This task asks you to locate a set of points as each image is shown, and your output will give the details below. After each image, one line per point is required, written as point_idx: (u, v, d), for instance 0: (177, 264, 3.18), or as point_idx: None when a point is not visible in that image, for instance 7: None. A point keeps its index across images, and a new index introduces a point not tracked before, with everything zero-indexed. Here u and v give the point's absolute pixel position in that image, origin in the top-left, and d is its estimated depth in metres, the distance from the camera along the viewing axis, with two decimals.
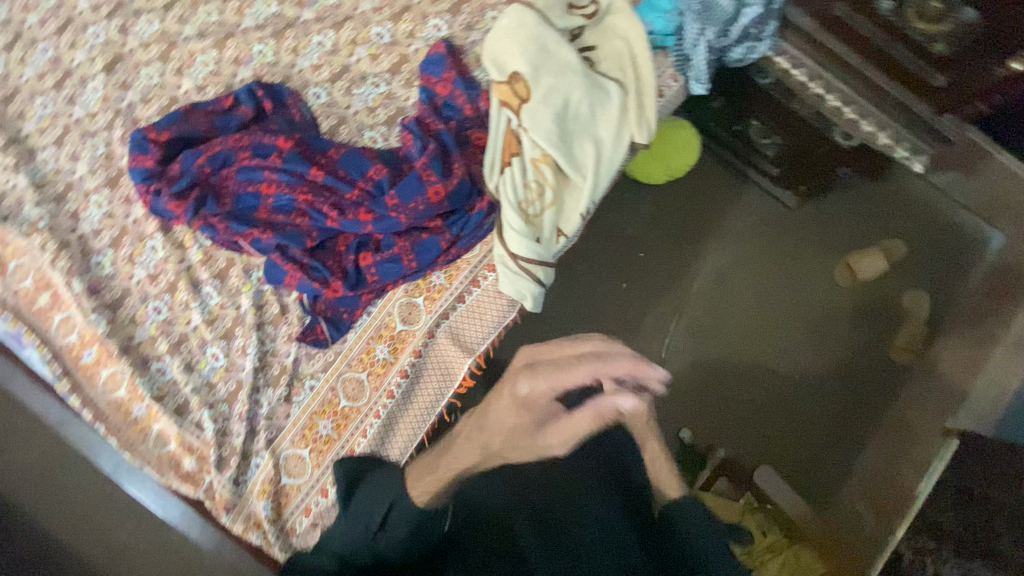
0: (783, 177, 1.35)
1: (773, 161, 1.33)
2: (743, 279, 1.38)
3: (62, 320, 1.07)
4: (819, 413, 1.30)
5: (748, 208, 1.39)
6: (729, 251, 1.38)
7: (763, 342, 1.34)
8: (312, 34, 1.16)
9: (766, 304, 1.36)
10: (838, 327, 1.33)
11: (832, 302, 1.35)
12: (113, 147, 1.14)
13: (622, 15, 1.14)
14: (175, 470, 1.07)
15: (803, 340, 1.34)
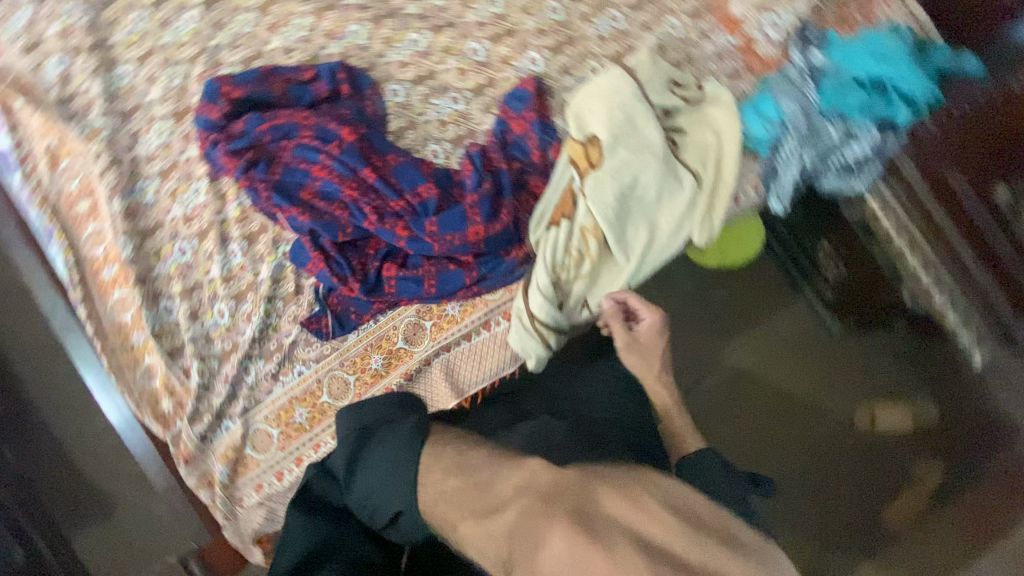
0: (836, 305, 1.30)
1: (831, 287, 1.28)
2: (766, 384, 1.36)
3: (93, 231, 1.11)
4: (805, 527, 1.30)
5: (793, 316, 1.38)
6: (758, 352, 1.37)
7: (768, 450, 1.33)
8: (411, 30, 1.11)
9: (780, 415, 1.35)
10: (844, 461, 1.32)
11: (844, 436, 1.33)
12: (189, 82, 1.13)
13: (727, 107, 1.06)
14: (151, 405, 1.10)
15: (803, 461, 1.33)
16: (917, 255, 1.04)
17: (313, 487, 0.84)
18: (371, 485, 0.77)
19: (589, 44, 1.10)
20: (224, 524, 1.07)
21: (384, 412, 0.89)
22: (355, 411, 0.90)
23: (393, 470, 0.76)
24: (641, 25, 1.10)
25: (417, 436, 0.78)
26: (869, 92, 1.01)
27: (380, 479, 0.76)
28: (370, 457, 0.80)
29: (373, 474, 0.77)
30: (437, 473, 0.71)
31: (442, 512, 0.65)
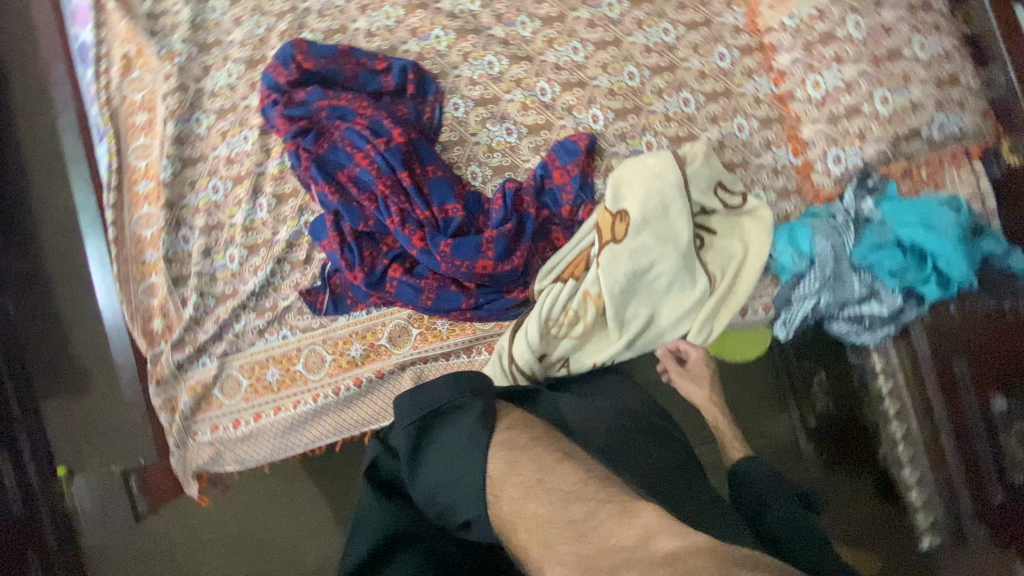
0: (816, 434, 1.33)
1: (815, 416, 1.31)
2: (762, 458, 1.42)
3: (142, 145, 1.16)
4: None
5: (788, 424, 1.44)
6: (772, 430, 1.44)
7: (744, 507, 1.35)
8: (490, 51, 1.13)
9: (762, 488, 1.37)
10: None
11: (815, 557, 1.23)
12: (270, 34, 1.16)
13: (761, 225, 1.07)
14: (142, 321, 1.15)
15: None
16: (901, 426, 1.04)
17: (381, 465, 0.78)
18: (441, 481, 0.70)
19: (653, 118, 1.10)
20: (172, 451, 1.12)
21: (445, 403, 0.75)
22: (413, 395, 0.77)
23: (464, 467, 0.68)
24: (709, 116, 1.10)
25: (484, 430, 0.70)
26: (906, 257, 1.00)
27: (451, 474, 0.69)
28: (439, 446, 0.72)
29: (444, 468, 0.70)
30: (518, 490, 0.64)
31: (525, 539, 0.61)
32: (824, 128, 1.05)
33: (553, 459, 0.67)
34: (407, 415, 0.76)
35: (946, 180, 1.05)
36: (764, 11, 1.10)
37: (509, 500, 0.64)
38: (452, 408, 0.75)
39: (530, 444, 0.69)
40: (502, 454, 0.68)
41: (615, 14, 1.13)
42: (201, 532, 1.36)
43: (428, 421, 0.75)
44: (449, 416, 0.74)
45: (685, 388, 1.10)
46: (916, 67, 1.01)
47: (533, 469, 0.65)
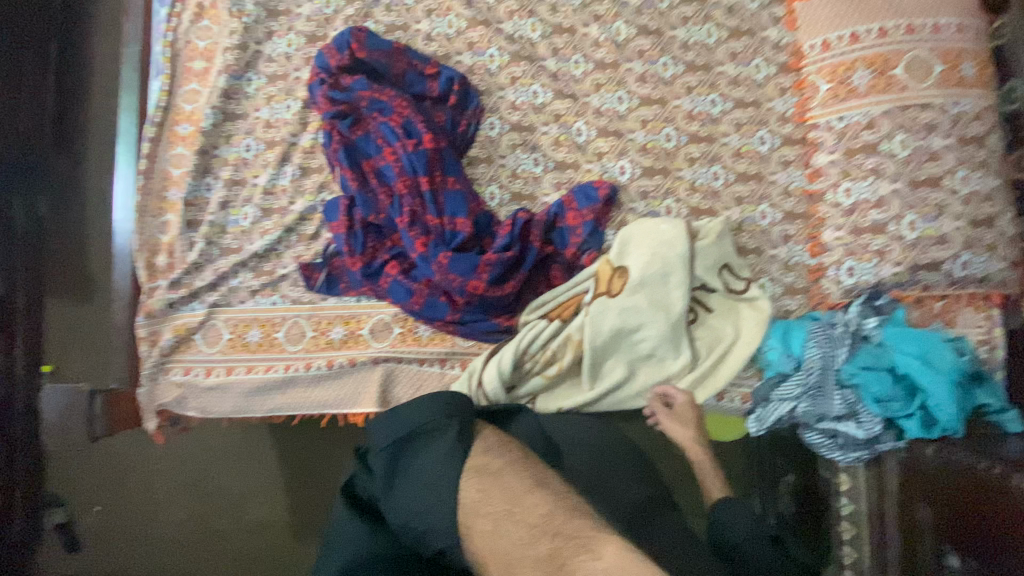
0: None
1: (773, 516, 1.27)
2: None
3: (193, 90, 1.22)
4: None
5: None
6: None
7: None
8: (537, 81, 1.15)
9: None
10: None
11: None
12: (337, 15, 1.21)
13: (758, 315, 1.06)
14: (147, 253, 1.19)
15: None
16: (851, 552, 1.06)
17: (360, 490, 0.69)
18: (417, 507, 0.62)
19: (678, 184, 1.11)
20: (143, 383, 1.17)
21: (421, 424, 0.68)
22: (390, 418, 0.70)
23: (439, 493, 0.62)
24: (734, 196, 1.10)
25: (459, 449, 0.65)
26: (895, 388, 0.97)
27: (424, 498, 0.62)
28: (412, 467, 0.66)
29: (420, 491, 0.63)
30: (489, 522, 0.58)
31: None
32: (844, 236, 1.04)
33: (523, 488, 0.60)
34: (383, 437, 0.69)
35: (957, 319, 1.03)
36: (814, 106, 1.09)
37: (480, 533, 0.58)
38: (427, 429, 0.67)
39: (504, 468, 0.63)
40: (474, 480, 0.62)
41: (667, 75, 1.14)
42: (155, 463, 1.40)
43: (404, 444, 0.68)
44: (424, 438, 0.67)
45: (672, 429, 1.01)
46: (952, 200, 1.00)
47: (503, 499, 0.59)
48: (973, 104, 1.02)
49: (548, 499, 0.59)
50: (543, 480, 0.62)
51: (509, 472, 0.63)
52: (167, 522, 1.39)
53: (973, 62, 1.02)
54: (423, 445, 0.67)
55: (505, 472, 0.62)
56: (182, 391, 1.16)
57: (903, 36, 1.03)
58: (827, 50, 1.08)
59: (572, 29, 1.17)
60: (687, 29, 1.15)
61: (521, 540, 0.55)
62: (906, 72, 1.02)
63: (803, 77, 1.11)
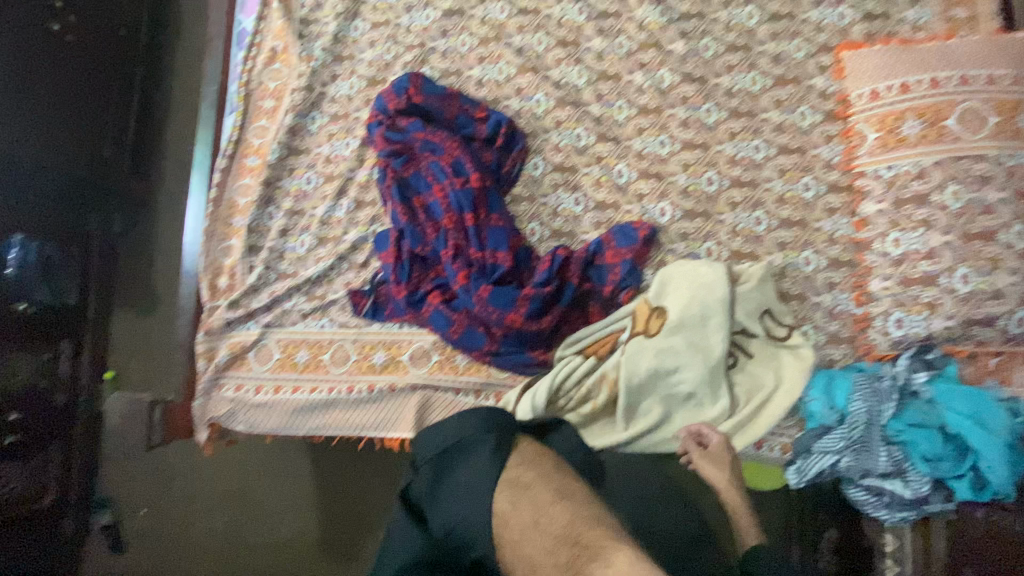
0: None
1: None
2: None
3: (262, 126, 1.33)
4: None
5: None
6: None
7: None
8: (582, 124, 1.20)
9: None
10: None
11: None
12: (396, 61, 1.30)
13: (799, 364, 1.04)
14: (212, 274, 1.28)
15: None
16: None
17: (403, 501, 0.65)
18: (462, 511, 0.59)
19: (719, 228, 1.12)
20: (198, 396, 1.24)
21: (462, 437, 0.65)
22: (431, 431, 0.68)
23: (478, 505, 0.59)
24: (777, 241, 1.10)
25: (496, 464, 0.62)
26: (945, 447, 0.93)
27: (465, 507, 0.59)
28: (449, 481, 0.63)
29: (464, 499, 0.60)
30: (517, 531, 0.56)
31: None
32: (893, 286, 1.02)
33: (548, 497, 0.58)
34: (426, 450, 0.67)
35: (1015, 377, 0.98)
36: (861, 155, 1.08)
37: (512, 543, 0.56)
38: (469, 443, 0.65)
39: (535, 481, 0.61)
40: (506, 492, 0.59)
41: (711, 120, 1.16)
42: (201, 471, 1.47)
43: (447, 455, 0.65)
44: (466, 450, 0.64)
45: (705, 470, 0.97)
46: (1008, 255, 0.97)
47: (529, 509, 0.57)
48: None
49: (568, 511, 0.57)
50: (567, 490, 0.60)
51: (542, 482, 0.60)
52: (207, 529, 1.45)
53: None
54: (468, 457, 0.64)
55: (535, 484, 0.60)
56: (232, 405, 1.23)
57: (955, 88, 1.02)
58: (875, 99, 1.08)
59: (618, 76, 1.21)
60: (731, 77, 1.17)
61: (545, 550, 0.54)
62: (959, 123, 1.01)
63: (850, 126, 1.11)
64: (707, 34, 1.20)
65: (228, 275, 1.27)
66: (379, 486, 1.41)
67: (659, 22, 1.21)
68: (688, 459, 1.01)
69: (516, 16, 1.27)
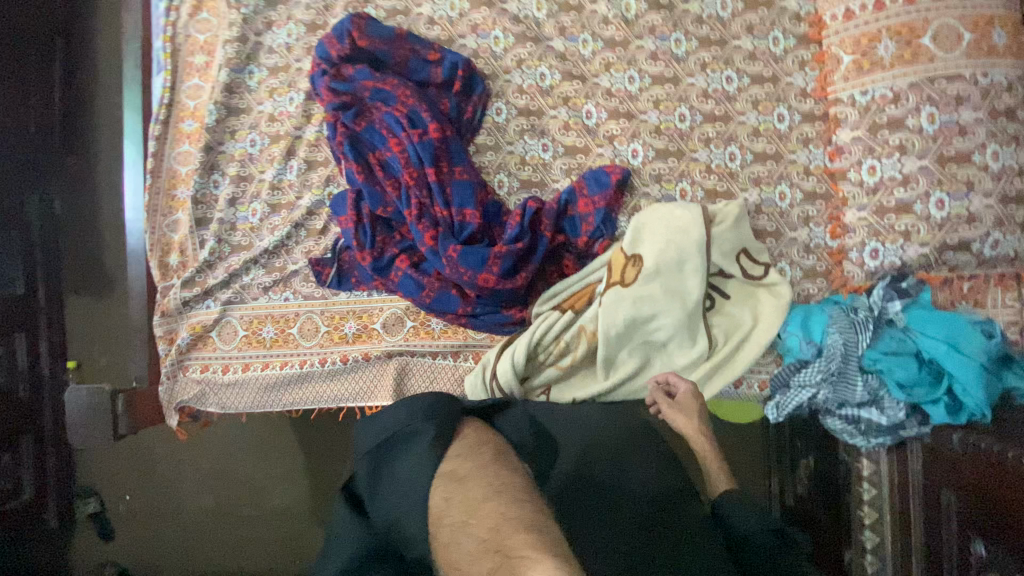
0: (790, 514, 1.30)
1: (795, 496, 1.27)
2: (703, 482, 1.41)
3: (195, 85, 1.20)
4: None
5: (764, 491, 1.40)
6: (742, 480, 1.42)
7: None
8: (544, 63, 1.11)
9: None
10: None
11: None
12: (336, 1, 1.17)
13: (776, 301, 1.04)
14: (160, 252, 1.20)
15: None
16: (872, 537, 1.05)
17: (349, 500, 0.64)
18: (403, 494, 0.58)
19: (693, 167, 1.08)
20: (163, 381, 1.18)
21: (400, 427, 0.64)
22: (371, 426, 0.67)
23: (414, 503, 0.56)
24: (752, 177, 1.07)
25: (431, 457, 0.59)
26: (921, 372, 0.93)
27: (405, 488, 0.58)
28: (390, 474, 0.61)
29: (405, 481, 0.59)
30: (448, 532, 0.53)
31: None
32: (868, 216, 1.00)
33: (478, 494, 0.54)
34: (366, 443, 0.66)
35: (986, 299, 0.99)
36: (836, 80, 1.04)
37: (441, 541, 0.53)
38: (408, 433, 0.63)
39: (471, 473, 0.57)
40: (442, 487, 0.57)
41: (680, 51, 1.09)
42: (181, 453, 1.43)
43: (386, 446, 0.64)
44: (403, 440, 0.63)
45: (675, 420, 0.95)
46: (982, 176, 0.95)
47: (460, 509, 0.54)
48: (1006, 72, 0.96)
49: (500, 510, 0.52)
50: (503, 482, 0.56)
51: (476, 474, 0.57)
52: (194, 509, 1.43)
53: (1007, 27, 0.96)
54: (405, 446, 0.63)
55: (470, 478, 0.57)
56: (201, 389, 1.17)
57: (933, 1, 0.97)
58: (850, 19, 1.02)
59: (580, 7, 1.12)
60: (700, 1, 1.09)
61: (470, 554, 0.49)
62: (935, 40, 0.96)
63: (825, 50, 1.05)
64: None
65: (178, 252, 1.18)
66: None
67: None
68: (656, 408, 0.99)
69: None
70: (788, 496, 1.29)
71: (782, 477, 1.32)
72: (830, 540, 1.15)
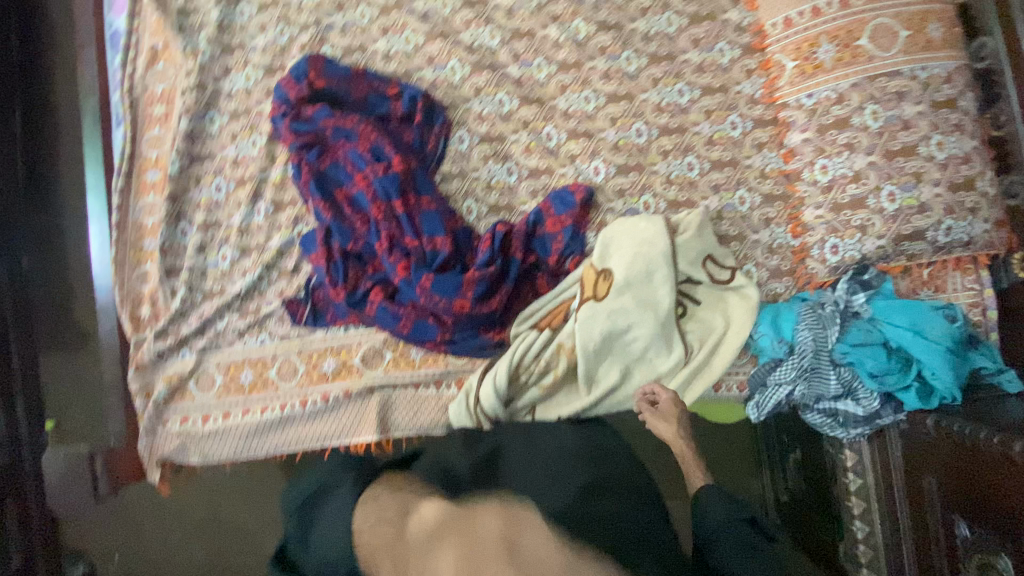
0: (787, 510, 1.30)
1: (789, 492, 1.28)
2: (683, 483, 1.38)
3: (156, 135, 1.20)
4: None
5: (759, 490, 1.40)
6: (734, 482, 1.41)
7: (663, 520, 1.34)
8: (501, 89, 1.14)
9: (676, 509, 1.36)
10: None
11: None
12: (292, 44, 1.19)
13: (746, 303, 1.05)
14: (131, 306, 1.19)
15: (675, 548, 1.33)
16: (863, 527, 1.06)
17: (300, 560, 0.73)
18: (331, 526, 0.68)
19: (654, 179, 1.10)
20: (143, 436, 1.16)
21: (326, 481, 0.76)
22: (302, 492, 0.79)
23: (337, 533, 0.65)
24: (711, 184, 1.09)
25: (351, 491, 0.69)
26: (890, 361, 0.96)
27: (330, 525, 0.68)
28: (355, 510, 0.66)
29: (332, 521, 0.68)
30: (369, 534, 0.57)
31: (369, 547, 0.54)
32: (825, 214, 1.04)
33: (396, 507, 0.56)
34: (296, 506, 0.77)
35: (946, 284, 1.02)
36: (782, 85, 1.08)
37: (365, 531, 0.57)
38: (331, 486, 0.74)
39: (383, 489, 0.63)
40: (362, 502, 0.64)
41: (632, 69, 1.12)
42: (166, 508, 1.39)
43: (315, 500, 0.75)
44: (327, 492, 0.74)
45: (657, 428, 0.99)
46: (929, 167, 0.99)
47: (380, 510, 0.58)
48: (941, 66, 1.00)
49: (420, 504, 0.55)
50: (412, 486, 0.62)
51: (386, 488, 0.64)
52: (184, 563, 1.39)
53: (937, 23, 1.01)
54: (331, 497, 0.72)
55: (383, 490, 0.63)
56: (183, 441, 1.16)
57: (865, 5, 1.01)
58: (789, 27, 1.06)
59: (532, 33, 1.15)
60: (647, 20, 1.13)
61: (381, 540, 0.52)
62: (871, 41, 1.01)
63: (769, 57, 1.09)
64: None
65: (149, 303, 1.17)
66: None
67: None
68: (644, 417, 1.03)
69: None
70: (783, 492, 1.30)
71: (775, 474, 1.33)
72: (827, 535, 1.15)
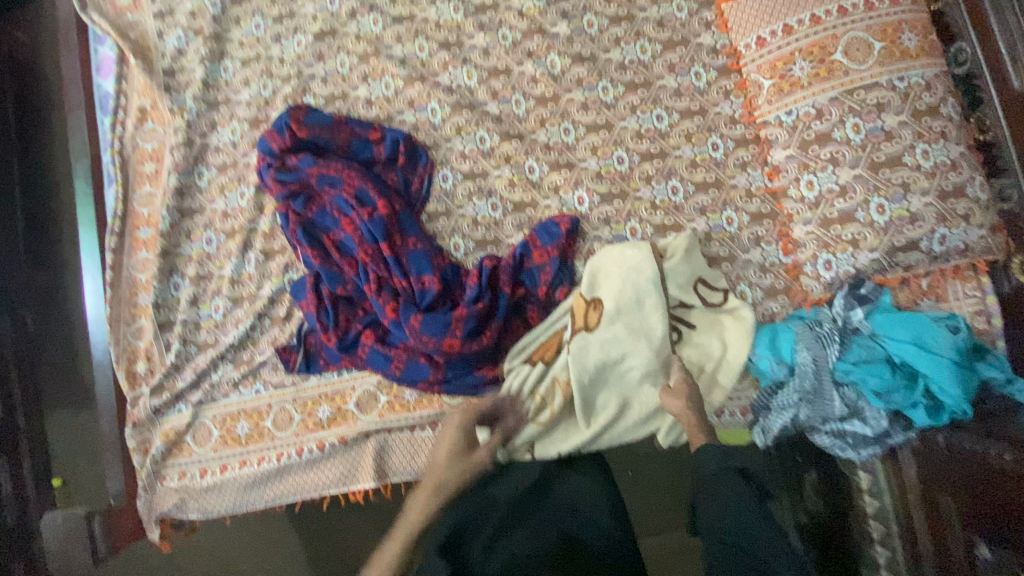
0: None
1: None
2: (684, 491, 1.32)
3: (147, 193, 1.23)
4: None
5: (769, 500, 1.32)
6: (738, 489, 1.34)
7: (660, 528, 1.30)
8: (482, 126, 1.15)
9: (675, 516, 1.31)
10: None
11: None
12: (275, 96, 1.21)
13: (742, 325, 1.03)
14: (127, 362, 1.19)
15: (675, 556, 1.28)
16: (884, 551, 1.03)
17: None
18: None
19: (639, 205, 1.10)
20: (139, 494, 1.15)
21: None
22: None
23: None
24: (697, 207, 1.09)
25: None
26: (895, 377, 0.93)
27: None
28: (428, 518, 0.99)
29: None
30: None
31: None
32: (815, 230, 1.02)
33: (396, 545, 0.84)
34: None
35: (947, 293, 1.00)
36: (761, 104, 1.07)
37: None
38: None
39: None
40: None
41: (609, 98, 1.13)
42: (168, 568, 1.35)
43: None
44: None
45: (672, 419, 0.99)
46: (917, 176, 0.97)
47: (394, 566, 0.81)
48: (920, 75, 0.99)
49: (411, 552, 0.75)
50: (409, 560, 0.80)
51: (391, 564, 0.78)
52: None
53: (911, 33, 1.00)
54: None
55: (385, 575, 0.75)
56: (181, 497, 1.14)
57: (837, 21, 1.02)
58: (763, 46, 1.07)
59: (508, 70, 1.16)
60: (621, 49, 1.14)
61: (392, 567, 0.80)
62: (846, 55, 1.01)
63: (745, 77, 1.09)
64: (589, 10, 1.16)
65: (144, 359, 1.17)
66: (358, 541, 1.31)
67: (538, 7, 1.17)
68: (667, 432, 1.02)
69: (392, 27, 1.20)
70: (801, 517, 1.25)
71: (793, 498, 1.27)
72: None
